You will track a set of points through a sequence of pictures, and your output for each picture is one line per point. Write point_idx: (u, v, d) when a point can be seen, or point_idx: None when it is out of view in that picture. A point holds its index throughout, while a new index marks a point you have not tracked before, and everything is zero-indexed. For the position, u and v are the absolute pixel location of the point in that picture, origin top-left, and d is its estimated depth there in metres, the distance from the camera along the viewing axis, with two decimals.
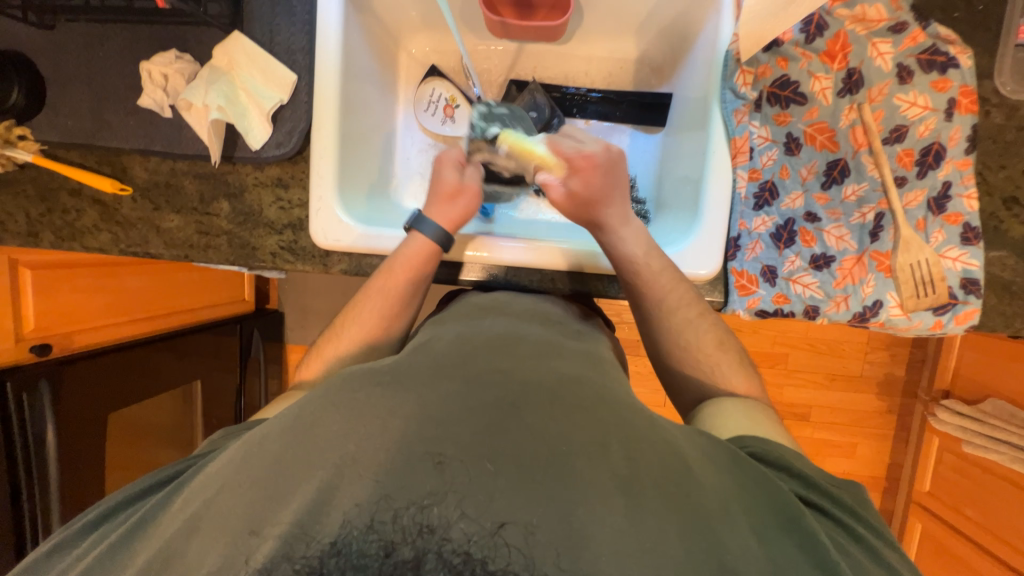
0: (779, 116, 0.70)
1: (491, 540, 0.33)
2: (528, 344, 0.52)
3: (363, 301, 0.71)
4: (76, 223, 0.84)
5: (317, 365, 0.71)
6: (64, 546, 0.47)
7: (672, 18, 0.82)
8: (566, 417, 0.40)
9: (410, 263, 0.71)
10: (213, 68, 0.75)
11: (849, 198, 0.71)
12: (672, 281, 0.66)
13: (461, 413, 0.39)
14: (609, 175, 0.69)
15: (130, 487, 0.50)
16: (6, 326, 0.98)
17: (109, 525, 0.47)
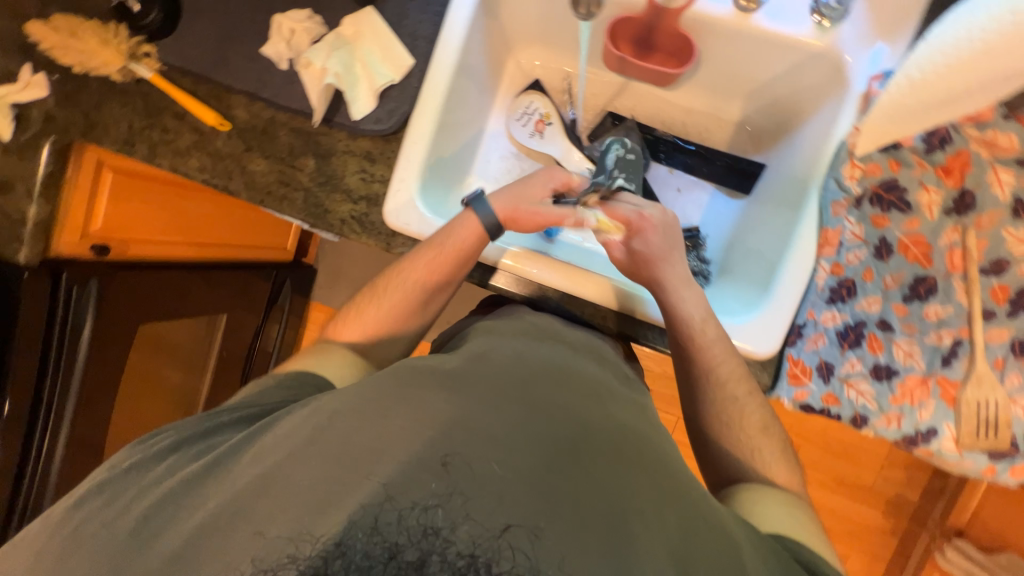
0: (877, 218, 0.68)
1: (496, 544, 0.39)
2: (576, 388, 0.56)
3: (408, 268, 0.75)
4: (171, 142, 0.87)
5: (351, 327, 0.76)
6: (143, 464, 0.52)
7: (786, 93, 0.81)
8: (597, 472, 0.45)
9: (456, 242, 0.74)
10: (339, 36, 0.79)
11: (929, 317, 0.68)
12: (724, 353, 0.67)
13: (501, 438, 0.46)
14: (666, 236, 0.74)
15: (198, 425, 0.56)
16: (78, 220, 1.02)
17: (183, 453, 0.53)
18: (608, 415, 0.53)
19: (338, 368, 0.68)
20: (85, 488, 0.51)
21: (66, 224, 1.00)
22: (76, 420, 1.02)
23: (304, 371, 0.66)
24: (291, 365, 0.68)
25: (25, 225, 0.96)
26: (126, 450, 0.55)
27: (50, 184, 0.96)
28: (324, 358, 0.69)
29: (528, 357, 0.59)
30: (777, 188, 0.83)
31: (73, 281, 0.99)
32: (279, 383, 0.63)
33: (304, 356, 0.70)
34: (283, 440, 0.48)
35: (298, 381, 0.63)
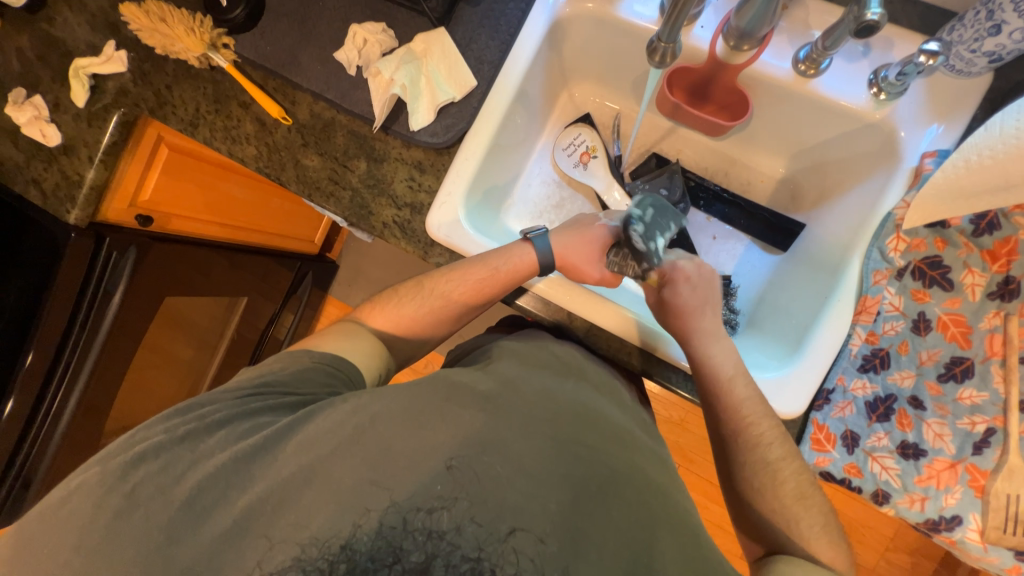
0: (917, 292, 0.68)
1: (501, 548, 0.47)
2: (591, 423, 0.61)
3: (456, 278, 0.74)
4: (234, 130, 0.91)
5: (383, 315, 0.76)
6: (194, 434, 0.54)
7: (835, 157, 0.82)
8: (600, 503, 0.52)
9: (511, 266, 0.74)
10: (409, 50, 0.82)
11: (963, 400, 0.67)
12: (756, 413, 0.65)
13: (512, 460, 0.52)
14: (703, 288, 0.76)
15: (227, 408, 0.56)
16: (129, 188, 1.06)
17: (231, 428, 0.55)
18: (612, 447, 0.58)
19: (365, 360, 0.68)
20: (140, 447, 0.53)
21: (117, 190, 1.04)
22: (89, 383, 1.03)
23: (334, 356, 0.65)
24: (319, 345, 0.67)
25: (81, 189, 0.99)
26: (169, 413, 0.56)
27: (112, 154, 0.99)
28: (353, 343, 0.69)
29: (538, 385, 0.63)
30: (816, 250, 0.83)
31: (114, 246, 1.02)
32: (311, 366, 0.62)
33: (329, 336, 0.70)
34: (323, 434, 0.53)
35: (331, 370, 0.63)
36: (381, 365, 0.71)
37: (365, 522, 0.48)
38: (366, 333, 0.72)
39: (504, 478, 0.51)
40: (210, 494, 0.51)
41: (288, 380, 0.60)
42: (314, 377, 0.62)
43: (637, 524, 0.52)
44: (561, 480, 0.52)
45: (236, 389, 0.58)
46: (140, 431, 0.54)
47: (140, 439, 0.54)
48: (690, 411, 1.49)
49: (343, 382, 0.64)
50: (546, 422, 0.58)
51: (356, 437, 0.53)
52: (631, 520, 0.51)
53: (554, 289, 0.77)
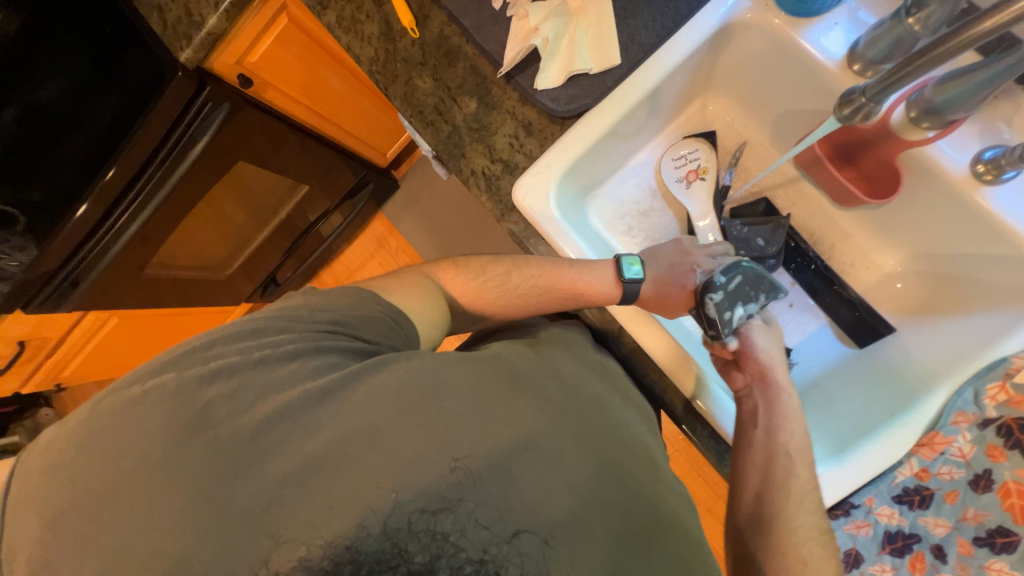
0: (993, 448, 0.59)
1: (506, 549, 0.48)
2: (621, 454, 0.60)
3: (536, 273, 0.75)
4: (359, 25, 0.88)
5: (454, 276, 0.77)
6: (265, 360, 0.55)
7: (965, 274, 0.74)
8: (606, 528, 0.54)
9: (594, 283, 0.73)
10: (564, 4, 0.77)
11: (994, 572, 0.56)
12: (797, 474, 0.64)
13: (533, 457, 0.54)
14: (772, 340, 0.76)
15: (304, 342, 0.57)
16: (240, 46, 1.05)
17: (300, 361, 0.56)
18: (630, 471, 0.60)
19: (426, 323, 0.70)
20: (211, 364, 0.54)
21: (230, 45, 1.03)
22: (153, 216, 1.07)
23: (400, 313, 0.66)
24: (389, 297, 0.68)
25: (198, 33, 0.96)
26: (240, 332, 0.57)
27: (236, 7, 0.95)
28: (419, 303, 0.70)
29: (586, 392, 0.65)
30: (899, 362, 0.78)
31: (210, 98, 1.03)
32: (381, 320, 0.64)
33: (404, 290, 0.70)
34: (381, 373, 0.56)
35: (397, 328, 0.65)
36: (437, 331, 0.72)
37: (370, 519, 0.48)
38: (433, 294, 0.73)
39: (520, 472, 0.53)
40: (256, 383, 0.53)
41: (357, 324, 0.62)
42: (381, 330, 0.63)
43: (632, 558, 0.54)
44: (579, 493, 0.54)
45: (310, 324, 0.59)
46: (220, 343, 0.56)
47: (211, 352, 0.55)
48: (678, 450, 1.50)
49: (403, 344, 0.66)
50: (580, 432, 0.59)
51: (408, 377, 0.56)
52: (632, 552, 0.54)
53: (616, 302, 0.74)
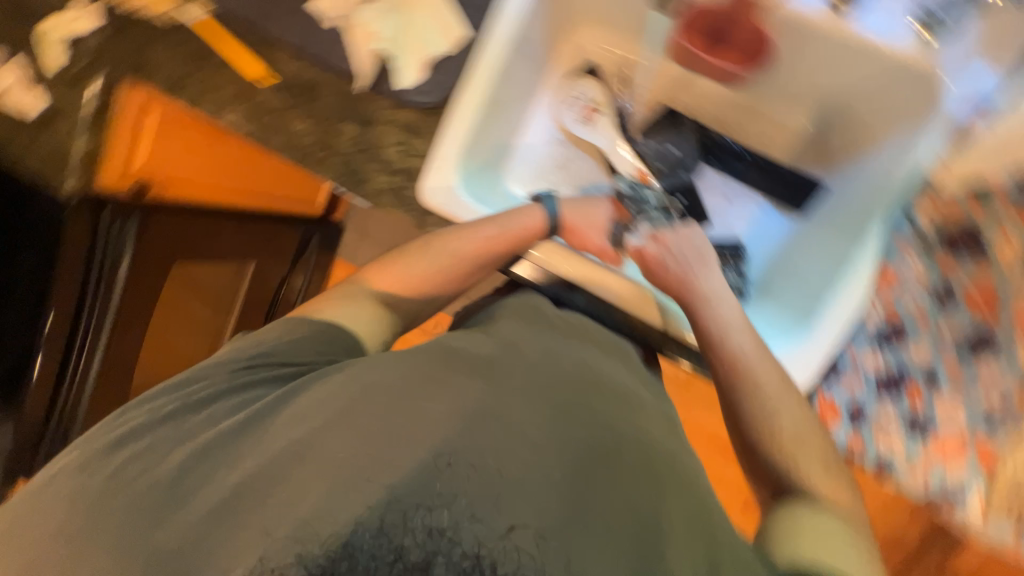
0: (946, 261, 0.62)
1: (504, 546, 0.44)
2: (600, 414, 0.58)
3: (463, 239, 0.72)
4: (215, 93, 0.86)
5: (387, 275, 0.72)
6: (178, 412, 0.53)
7: (869, 106, 0.73)
8: (607, 486, 0.51)
9: (521, 228, 0.74)
10: (392, 2, 0.79)
11: (984, 380, 0.61)
12: (756, 370, 0.64)
13: (515, 441, 0.51)
14: (684, 250, 0.76)
15: (220, 382, 0.56)
16: (119, 156, 1.01)
17: (219, 404, 0.54)
18: (613, 425, 0.58)
19: (372, 323, 0.67)
20: (119, 431, 0.52)
21: (108, 160, 1.00)
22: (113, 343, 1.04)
23: (334, 326, 0.63)
24: (322, 313, 0.66)
25: None
26: (162, 389, 0.56)
27: None
28: (353, 311, 0.67)
29: (552, 360, 0.64)
30: (834, 210, 0.79)
31: (116, 213, 0.99)
32: (309, 338, 0.61)
33: (330, 303, 0.68)
34: (315, 400, 0.52)
35: (330, 344, 0.62)
36: (392, 327, 0.70)
37: (368, 517, 0.44)
38: (367, 300, 0.69)
39: (500, 458, 0.49)
40: (189, 447, 0.50)
41: (280, 349, 0.59)
42: (311, 347, 0.61)
43: (639, 507, 0.50)
44: (567, 467, 0.51)
45: (228, 362, 0.57)
46: (143, 402, 0.55)
47: (121, 421, 0.53)
48: None
49: (345, 351, 0.63)
50: (551, 405, 0.56)
51: (355, 407, 0.52)
52: (638, 502, 0.50)
53: (557, 254, 0.75)
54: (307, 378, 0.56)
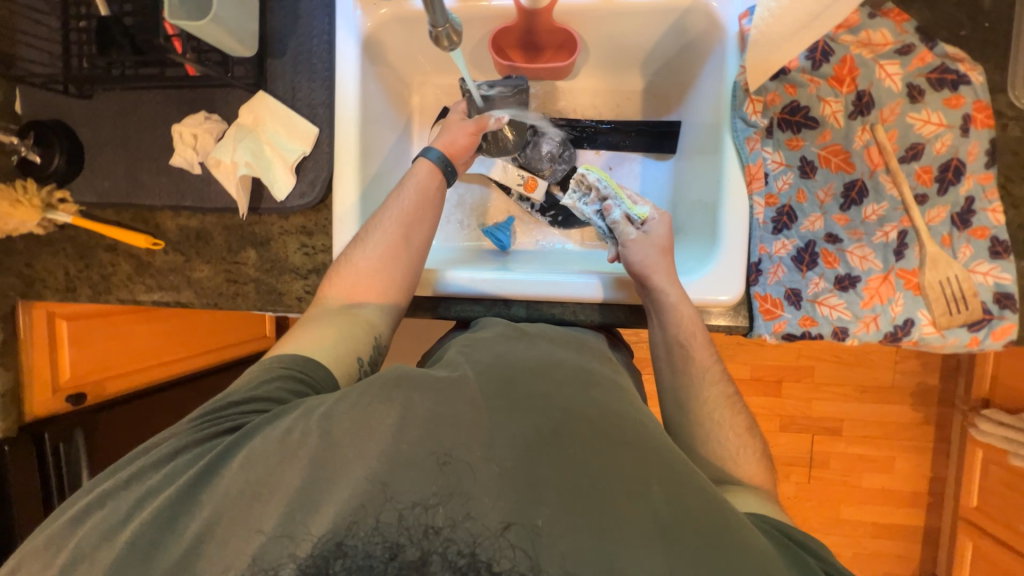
0: (791, 141, 0.72)
1: (498, 543, 0.42)
2: (591, 395, 0.55)
3: (380, 225, 0.73)
4: (111, 276, 0.87)
5: (333, 287, 0.72)
6: (140, 474, 0.52)
7: (677, 48, 0.84)
8: (612, 455, 0.48)
9: (418, 183, 0.76)
10: (239, 126, 0.79)
11: (870, 218, 0.71)
12: (703, 361, 0.69)
13: (504, 442, 0.48)
14: (650, 252, 0.72)
15: (185, 434, 0.54)
16: (44, 377, 0.96)
17: (182, 457, 0.52)
18: (603, 401, 0.55)
19: (339, 347, 0.66)
20: (86, 500, 0.51)
21: (34, 385, 0.95)
22: None
23: (304, 358, 0.62)
24: (286, 343, 0.66)
25: None
26: (130, 456, 0.55)
27: (5, 353, 0.89)
28: (313, 333, 0.66)
29: (527, 356, 0.61)
30: (693, 137, 0.85)
31: (57, 438, 0.98)
32: (274, 369, 0.61)
33: (289, 335, 0.68)
34: (272, 446, 0.49)
35: (298, 370, 0.61)
36: (362, 342, 0.68)
37: (362, 517, 0.43)
38: (327, 318, 0.69)
39: (493, 454, 0.46)
40: (143, 515, 0.48)
41: (249, 390, 0.58)
42: (279, 385, 0.59)
43: (636, 475, 0.46)
44: (558, 454, 0.47)
45: (191, 417, 0.56)
46: (105, 475, 0.54)
47: (87, 492, 0.52)
48: None
49: (314, 386, 0.61)
50: (532, 395, 0.53)
51: (326, 465, 0.47)
52: (633, 471, 0.47)
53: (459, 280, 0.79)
54: (263, 418, 0.54)
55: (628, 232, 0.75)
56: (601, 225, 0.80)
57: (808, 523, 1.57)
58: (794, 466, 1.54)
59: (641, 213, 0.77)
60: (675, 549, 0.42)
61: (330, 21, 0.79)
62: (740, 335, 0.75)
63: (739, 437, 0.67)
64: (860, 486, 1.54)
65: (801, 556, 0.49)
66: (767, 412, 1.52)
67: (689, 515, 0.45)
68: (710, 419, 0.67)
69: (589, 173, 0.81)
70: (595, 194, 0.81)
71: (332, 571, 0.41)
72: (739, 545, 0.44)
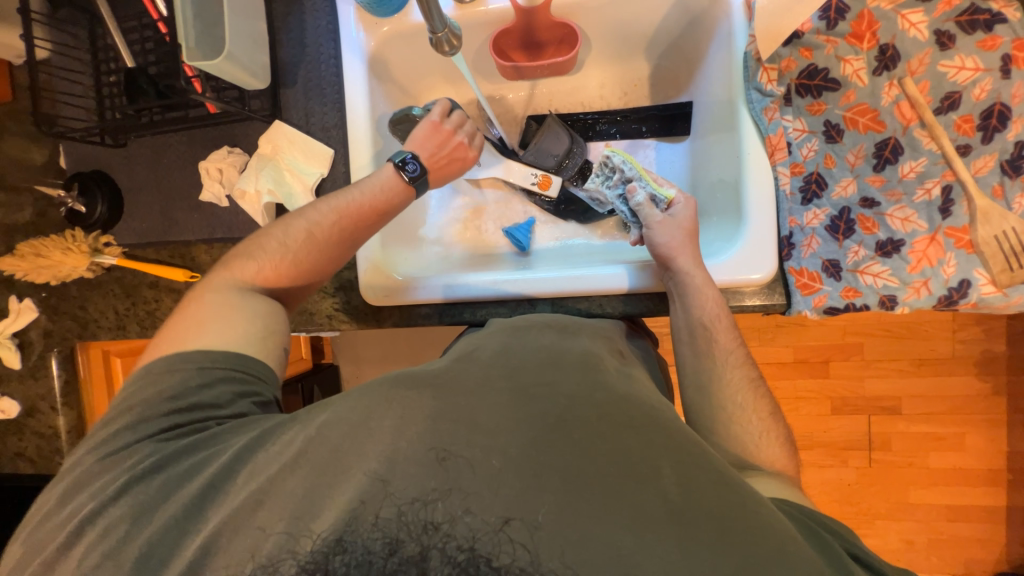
0: (812, 106, 0.69)
1: (497, 538, 0.40)
2: (599, 380, 0.53)
3: (338, 236, 0.70)
4: (156, 311, 0.91)
5: (270, 285, 0.67)
6: (134, 483, 0.51)
7: (682, 27, 0.82)
8: (620, 440, 0.46)
9: (385, 194, 0.73)
10: (260, 156, 0.81)
11: (908, 176, 0.67)
12: (731, 345, 0.66)
13: (512, 429, 0.47)
14: (675, 231, 0.70)
15: (172, 447, 0.53)
16: (105, 411, 1.01)
17: (175, 470, 0.51)
18: (615, 386, 0.53)
19: (265, 337, 0.63)
20: (81, 512, 0.50)
21: (95, 419, 0.99)
22: None
23: (236, 357, 0.59)
24: (198, 338, 0.59)
25: (61, 439, 0.95)
26: (93, 466, 0.52)
27: (70, 390, 0.96)
28: (227, 325, 0.61)
29: (538, 347, 0.60)
30: (707, 115, 0.83)
31: None
32: (209, 377, 0.57)
33: (213, 320, 0.61)
34: (273, 458, 0.49)
35: (243, 372, 0.59)
36: (288, 331, 0.66)
37: (362, 514, 0.42)
38: (241, 308, 0.63)
39: (501, 445, 0.45)
40: (151, 529, 0.48)
41: (202, 401, 0.56)
42: (224, 389, 0.57)
43: (647, 460, 0.45)
44: (568, 436, 0.46)
45: (140, 432, 0.53)
46: (83, 488, 0.52)
47: (74, 501, 0.51)
48: None
49: (258, 379, 0.60)
50: (543, 383, 0.52)
51: (339, 457, 0.47)
52: (642, 458, 0.45)
53: (472, 285, 0.78)
54: (266, 428, 0.53)
55: (653, 213, 0.72)
56: (624, 208, 0.78)
57: (874, 510, 1.47)
58: (852, 450, 1.45)
59: (666, 194, 0.74)
60: (688, 535, 0.40)
61: (335, 45, 0.81)
62: (778, 314, 0.71)
63: (763, 422, 0.63)
64: (928, 467, 1.44)
65: (826, 539, 0.46)
66: (816, 395, 1.45)
67: (704, 504, 0.42)
68: (728, 404, 0.64)
69: (614, 155, 0.80)
70: (619, 175, 0.80)
71: (332, 568, 0.41)
72: (768, 535, 0.42)
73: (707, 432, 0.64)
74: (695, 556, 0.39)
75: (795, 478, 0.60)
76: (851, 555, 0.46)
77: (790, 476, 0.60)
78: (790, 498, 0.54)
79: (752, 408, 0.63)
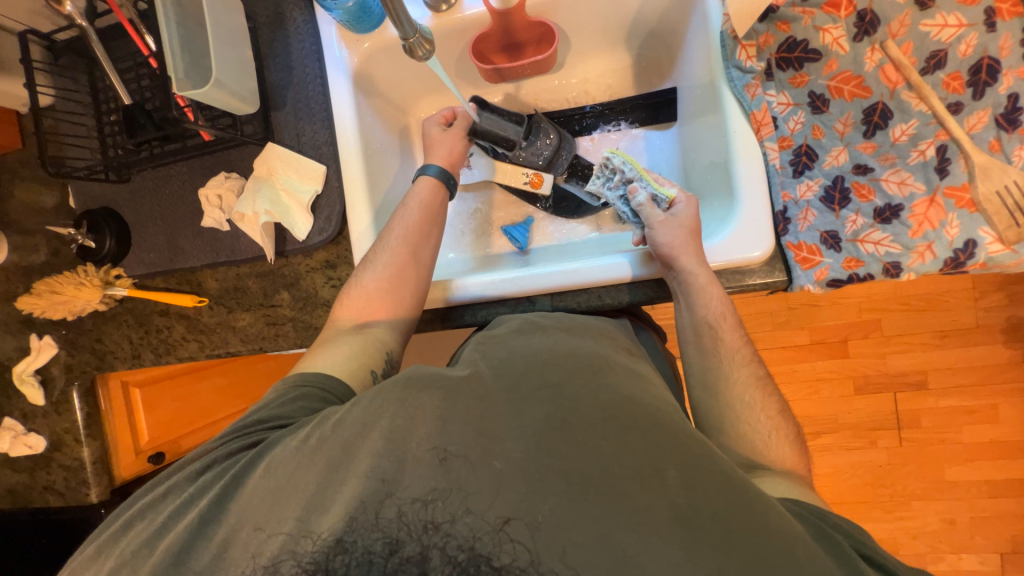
0: (794, 79, 0.69)
1: (498, 538, 0.41)
2: (599, 376, 0.53)
3: (389, 249, 0.74)
4: (168, 338, 0.93)
5: (348, 309, 0.73)
6: (176, 487, 0.54)
7: (659, 15, 0.82)
8: (621, 439, 0.45)
9: (424, 204, 0.78)
10: (256, 179, 0.84)
11: (900, 139, 0.65)
12: (736, 342, 0.65)
13: (513, 432, 0.46)
14: (680, 230, 0.68)
15: (214, 452, 0.56)
16: (127, 441, 1.04)
17: (214, 471, 0.54)
18: (616, 381, 0.53)
19: (351, 362, 0.67)
20: (129, 514, 0.54)
21: (119, 448, 1.02)
22: None
23: (324, 376, 0.64)
24: (309, 362, 0.67)
25: (87, 470, 0.97)
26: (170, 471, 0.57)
27: (92, 423, 0.97)
28: (331, 352, 0.68)
29: (538, 348, 0.58)
30: (691, 99, 0.82)
31: None
32: (295, 391, 0.62)
33: (322, 348, 0.69)
34: (289, 456, 0.50)
35: (328, 391, 0.63)
36: (374, 357, 0.69)
37: (362, 514, 0.43)
38: (343, 338, 0.70)
39: (501, 450, 0.45)
40: (174, 538, 0.48)
41: (280, 412, 0.59)
42: (306, 405, 0.60)
43: (650, 460, 0.44)
44: (568, 434, 0.45)
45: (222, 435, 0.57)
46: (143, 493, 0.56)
47: (132, 504, 0.55)
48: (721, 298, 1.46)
49: (336, 400, 0.63)
50: (541, 380, 0.52)
51: (342, 465, 0.47)
52: (645, 457, 0.44)
53: (472, 292, 0.78)
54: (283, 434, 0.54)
55: (655, 214, 0.71)
56: (625, 209, 0.77)
57: (909, 491, 1.42)
58: (879, 430, 1.41)
59: (667, 193, 0.73)
60: (692, 536, 0.40)
61: (320, 64, 0.83)
62: (781, 290, 0.70)
63: (772, 420, 0.61)
64: (962, 443, 1.38)
65: (835, 537, 0.45)
66: (835, 375, 1.41)
67: (710, 501, 0.42)
68: (736, 399, 0.63)
69: (613, 157, 0.78)
70: (619, 176, 0.78)
71: (333, 568, 0.42)
72: (769, 531, 0.41)
73: (716, 432, 0.63)
74: (698, 554, 0.39)
75: (808, 478, 0.59)
76: (859, 553, 0.45)
77: (804, 476, 0.58)
78: (802, 499, 0.52)
79: (761, 407, 0.62)
